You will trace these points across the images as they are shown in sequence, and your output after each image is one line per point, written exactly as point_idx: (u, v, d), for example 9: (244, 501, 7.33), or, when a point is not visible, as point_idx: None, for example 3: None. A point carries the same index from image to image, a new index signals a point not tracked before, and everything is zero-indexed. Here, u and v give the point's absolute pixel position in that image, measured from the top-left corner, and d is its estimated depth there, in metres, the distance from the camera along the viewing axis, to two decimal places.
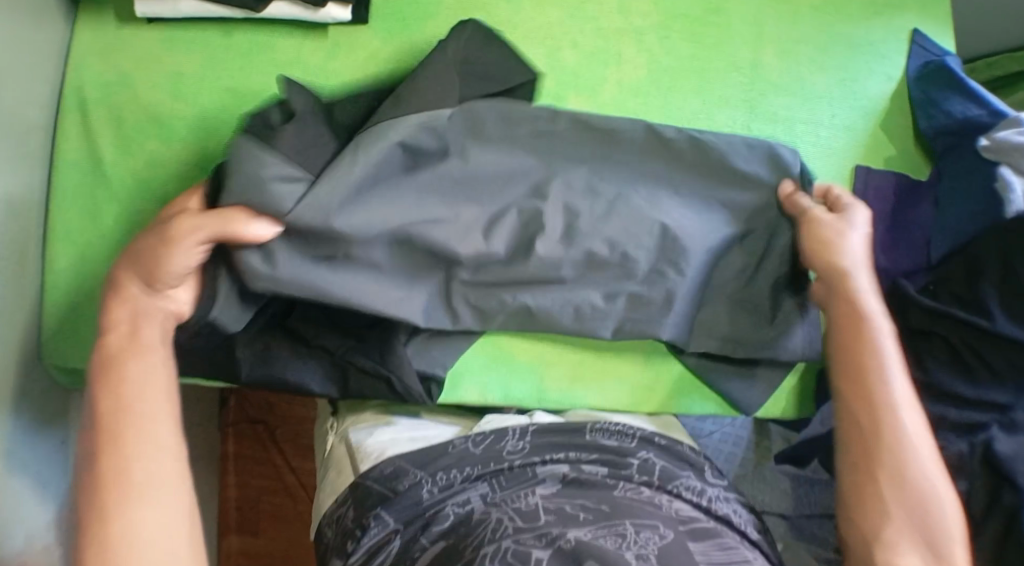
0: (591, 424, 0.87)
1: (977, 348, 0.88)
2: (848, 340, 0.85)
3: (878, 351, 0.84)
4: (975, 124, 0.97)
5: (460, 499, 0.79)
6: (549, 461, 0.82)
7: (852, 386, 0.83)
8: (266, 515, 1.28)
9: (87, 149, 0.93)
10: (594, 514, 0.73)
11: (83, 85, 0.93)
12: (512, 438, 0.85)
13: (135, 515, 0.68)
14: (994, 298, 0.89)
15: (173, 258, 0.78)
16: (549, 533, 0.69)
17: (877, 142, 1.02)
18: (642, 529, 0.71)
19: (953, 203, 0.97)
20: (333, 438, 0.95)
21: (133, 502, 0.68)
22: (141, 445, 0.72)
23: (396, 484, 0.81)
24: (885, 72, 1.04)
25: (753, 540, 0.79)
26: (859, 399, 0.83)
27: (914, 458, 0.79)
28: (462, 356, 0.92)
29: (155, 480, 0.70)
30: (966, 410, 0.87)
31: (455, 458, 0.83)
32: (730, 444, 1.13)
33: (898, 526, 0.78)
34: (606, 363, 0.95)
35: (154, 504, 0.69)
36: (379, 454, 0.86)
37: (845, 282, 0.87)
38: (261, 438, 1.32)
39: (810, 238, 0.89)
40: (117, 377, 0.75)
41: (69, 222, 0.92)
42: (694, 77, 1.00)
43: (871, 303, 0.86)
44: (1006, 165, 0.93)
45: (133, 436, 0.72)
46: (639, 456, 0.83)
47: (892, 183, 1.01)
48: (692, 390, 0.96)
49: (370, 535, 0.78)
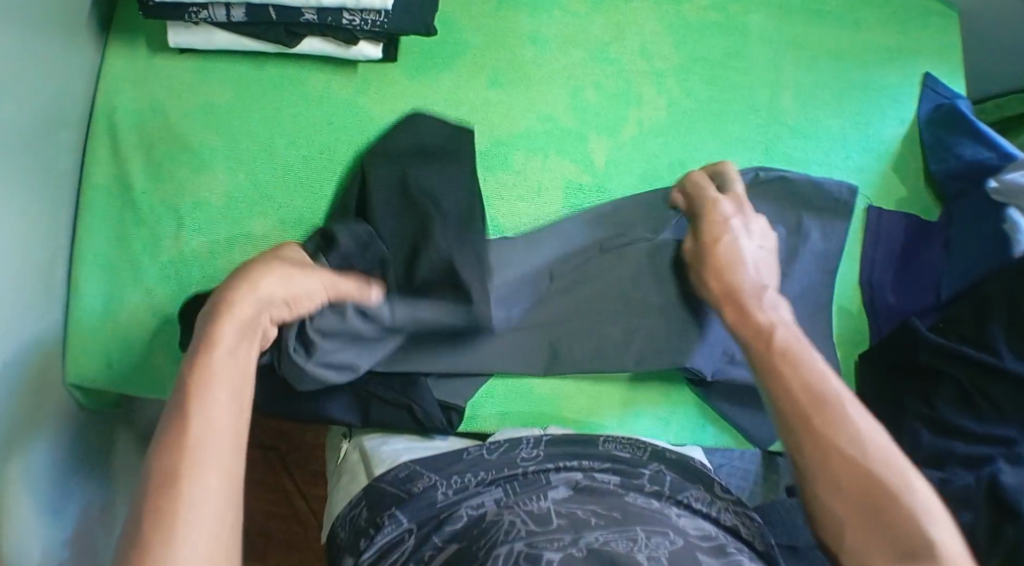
0: (605, 435, 0.88)
1: (986, 387, 0.89)
2: (758, 350, 0.82)
3: (789, 357, 0.80)
4: (984, 168, 1.00)
5: (474, 502, 0.80)
6: (563, 468, 0.84)
7: (808, 419, 0.76)
8: (275, 540, 1.31)
9: (118, 175, 0.96)
10: (606, 519, 0.73)
11: (115, 112, 0.97)
12: (527, 447, 0.87)
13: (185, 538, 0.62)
14: (1001, 337, 0.91)
15: (309, 292, 0.81)
16: (562, 538, 0.70)
17: (889, 184, 1.04)
18: (652, 535, 0.72)
19: (963, 246, 0.99)
20: (348, 446, 0.96)
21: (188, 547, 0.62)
22: (206, 488, 0.65)
23: (411, 487, 0.84)
24: (898, 116, 1.06)
25: (763, 554, 0.79)
26: (813, 431, 0.75)
27: (872, 456, 0.73)
28: (483, 385, 0.94)
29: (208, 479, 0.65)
30: (973, 444, 0.89)
31: (470, 463, 0.86)
32: (739, 478, 1.15)
33: (873, 536, 0.70)
34: (625, 397, 0.96)
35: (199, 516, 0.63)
36: (392, 460, 0.88)
37: (740, 297, 0.86)
38: (272, 464, 1.31)
39: (717, 278, 0.88)
40: (202, 394, 0.69)
41: (98, 245, 0.95)
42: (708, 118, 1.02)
43: (776, 326, 0.83)
44: (1014, 208, 0.96)
45: (206, 475, 0.65)
46: (651, 467, 0.85)
47: (904, 225, 1.02)
48: (707, 423, 0.97)
49: (384, 533, 0.79)
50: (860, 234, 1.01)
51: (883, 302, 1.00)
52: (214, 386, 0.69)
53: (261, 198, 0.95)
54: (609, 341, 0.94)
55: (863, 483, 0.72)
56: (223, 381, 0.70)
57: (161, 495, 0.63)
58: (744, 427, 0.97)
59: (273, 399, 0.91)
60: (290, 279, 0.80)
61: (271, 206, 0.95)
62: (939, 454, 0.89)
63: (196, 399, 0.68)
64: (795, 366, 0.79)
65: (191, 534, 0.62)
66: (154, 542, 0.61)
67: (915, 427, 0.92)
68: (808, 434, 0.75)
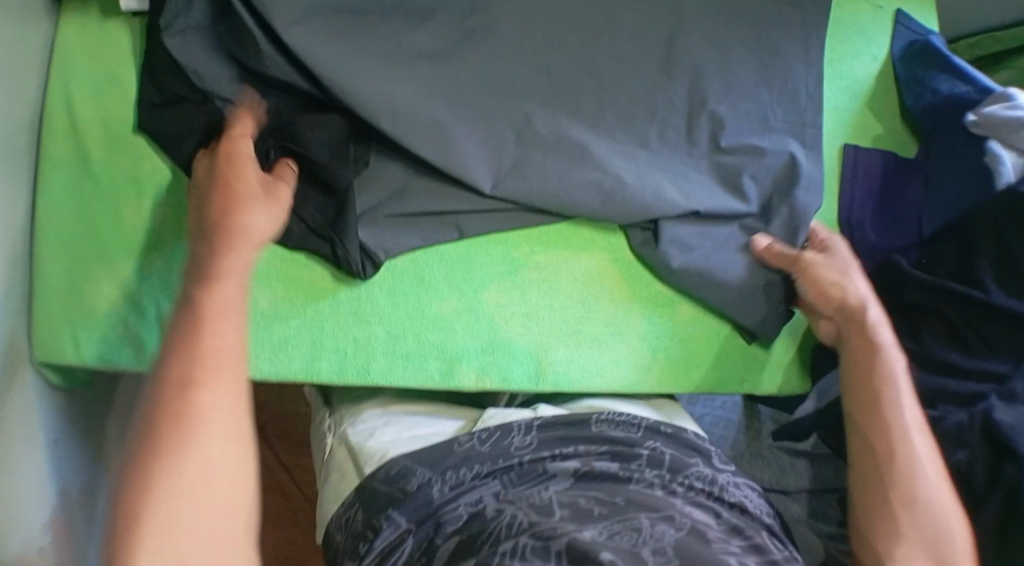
0: (597, 415, 0.87)
1: (974, 320, 0.90)
2: (856, 367, 0.89)
3: (883, 372, 0.87)
4: (962, 102, 0.98)
5: (472, 498, 0.78)
6: (559, 456, 0.82)
7: (864, 401, 0.86)
8: (259, 514, 1.28)
9: (76, 146, 0.90)
10: (609, 508, 0.74)
11: (70, 81, 0.91)
12: (518, 434, 0.84)
13: (194, 449, 0.67)
14: (988, 273, 0.90)
15: None
16: (562, 530, 0.70)
17: (863, 122, 1.03)
18: (657, 523, 0.72)
19: (946, 183, 0.98)
20: (332, 441, 0.93)
21: (201, 457, 0.67)
22: (216, 359, 0.71)
23: (404, 484, 0.80)
24: (870, 53, 1.05)
25: (768, 526, 0.80)
26: (877, 418, 0.85)
27: (922, 476, 0.82)
28: (460, 341, 0.92)
29: (220, 376, 0.71)
30: (965, 381, 0.88)
31: (462, 457, 0.82)
32: (721, 426, 1.19)
33: (909, 543, 0.80)
34: (606, 344, 0.95)
35: (211, 420, 0.69)
36: (381, 457, 0.85)
37: (857, 315, 0.90)
38: (253, 440, 1.30)
39: (804, 280, 0.93)
40: (215, 295, 0.74)
41: (59, 224, 0.90)
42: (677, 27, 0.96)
43: (879, 321, 0.90)
44: (996, 140, 0.94)
45: (211, 392, 0.69)
46: (647, 445, 0.83)
47: (881, 160, 1.01)
48: (689, 371, 0.97)
49: (383, 537, 0.77)
50: (837, 175, 1.01)
51: (863, 241, 0.99)
52: (228, 282, 0.76)
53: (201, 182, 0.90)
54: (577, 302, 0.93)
55: (907, 471, 0.82)
56: (223, 288, 0.75)
57: (181, 384, 0.69)
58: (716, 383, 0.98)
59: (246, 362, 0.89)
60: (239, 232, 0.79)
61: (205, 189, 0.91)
62: (931, 391, 0.90)
63: (210, 282, 0.75)
64: (882, 361, 0.87)
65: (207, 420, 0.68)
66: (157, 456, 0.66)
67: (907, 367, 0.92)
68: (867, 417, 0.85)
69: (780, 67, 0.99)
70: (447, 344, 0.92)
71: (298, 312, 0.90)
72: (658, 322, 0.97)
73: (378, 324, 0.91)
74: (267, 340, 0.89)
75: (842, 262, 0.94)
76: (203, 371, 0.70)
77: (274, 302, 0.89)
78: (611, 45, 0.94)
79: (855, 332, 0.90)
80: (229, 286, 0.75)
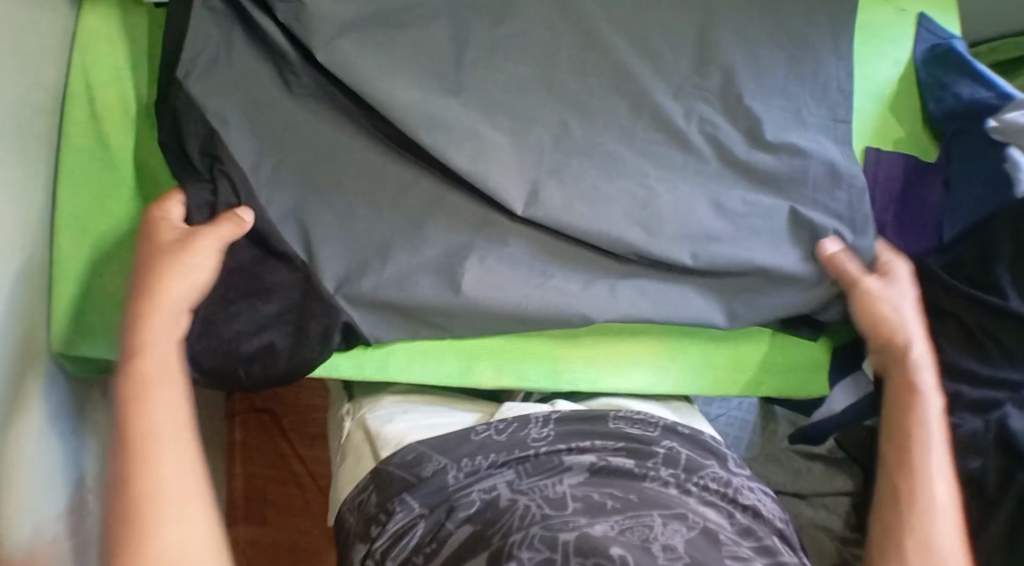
0: (613, 412, 0.87)
1: (992, 329, 0.89)
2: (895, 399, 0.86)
3: (920, 409, 0.84)
4: (982, 108, 0.98)
5: (486, 485, 0.78)
6: (575, 450, 0.81)
7: (897, 436, 0.83)
8: (273, 504, 1.29)
9: (97, 135, 0.91)
10: (622, 502, 0.73)
11: (92, 72, 0.92)
12: (535, 426, 0.84)
13: (151, 397, 0.74)
14: (1008, 277, 0.90)
15: None
16: (576, 521, 0.70)
17: (886, 124, 1.03)
18: (669, 521, 0.72)
19: (965, 186, 0.97)
20: (349, 425, 0.93)
21: (154, 411, 0.74)
22: (160, 345, 0.77)
23: (420, 470, 0.81)
24: (893, 56, 1.05)
25: (780, 531, 0.80)
26: (904, 450, 0.81)
27: (935, 522, 0.77)
28: (480, 337, 0.92)
29: (159, 355, 0.77)
30: (978, 389, 0.88)
31: (479, 445, 0.83)
32: (736, 427, 1.18)
33: None
34: (624, 344, 0.95)
35: (165, 391, 0.75)
36: (398, 441, 0.85)
37: (904, 352, 0.88)
38: (270, 430, 1.32)
39: (862, 306, 0.91)
40: (176, 262, 0.79)
41: (80, 212, 0.90)
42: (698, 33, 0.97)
43: (926, 366, 0.86)
44: (1015, 147, 0.94)
45: (157, 339, 0.77)
46: (663, 444, 0.83)
47: (902, 165, 1.01)
48: (706, 372, 0.97)
49: (396, 520, 0.77)
50: None
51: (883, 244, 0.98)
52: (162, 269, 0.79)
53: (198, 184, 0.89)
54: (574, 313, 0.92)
55: (919, 522, 0.77)
56: (184, 261, 0.79)
57: (132, 401, 0.74)
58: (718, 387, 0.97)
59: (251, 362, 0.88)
60: (150, 287, 0.78)
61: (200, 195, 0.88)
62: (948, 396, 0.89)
63: (171, 257, 0.79)
64: (919, 399, 0.84)
65: (156, 432, 0.73)
66: (135, 405, 0.73)
67: None
68: (896, 455, 0.81)
69: (813, 61, 0.99)
70: (466, 340, 0.92)
71: None
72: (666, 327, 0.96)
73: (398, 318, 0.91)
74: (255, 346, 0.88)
75: (904, 292, 0.91)
76: (152, 306, 0.78)
77: None
78: (629, 45, 0.95)
79: (900, 373, 0.87)
80: (151, 332, 0.77)
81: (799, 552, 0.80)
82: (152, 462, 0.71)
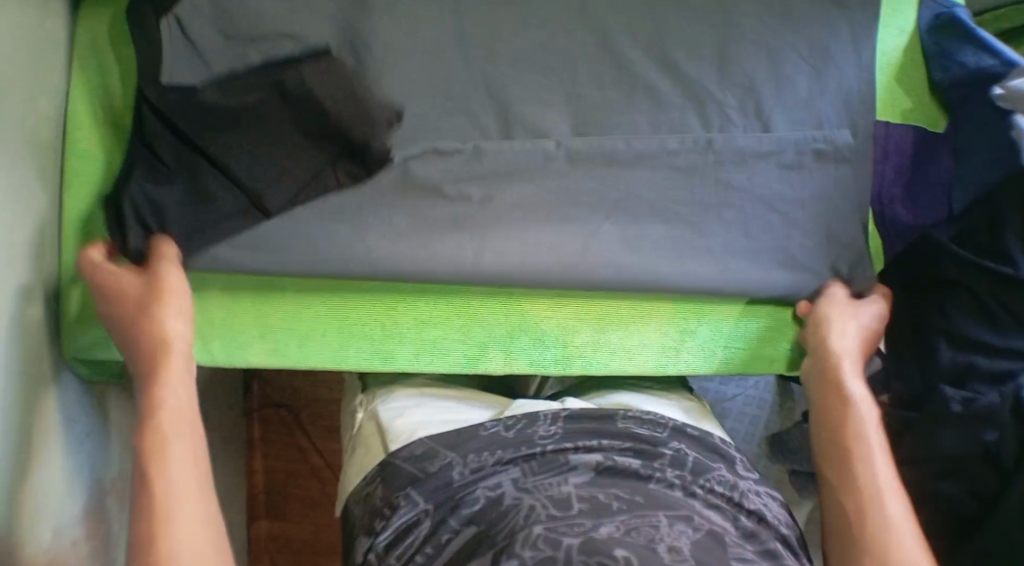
0: (623, 412, 0.87)
1: (1005, 300, 0.88)
2: (823, 405, 0.89)
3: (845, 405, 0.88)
4: (989, 76, 0.96)
5: (491, 482, 0.77)
6: (581, 449, 0.81)
7: (835, 457, 0.85)
8: (294, 499, 1.30)
9: (102, 139, 0.90)
10: (628, 503, 0.73)
11: (92, 76, 0.90)
12: (545, 422, 0.85)
13: (168, 447, 0.74)
14: (1017, 245, 0.89)
15: None
16: (581, 523, 0.69)
17: (892, 95, 1.02)
18: (675, 522, 0.71)
19: (971, 156, 0.96)
20: (361, 416, 0.94)
21: (174, 462, 0.73)
22: (177, 400, 0.77)
23: (427, 465, 0.82)
24: (897, 25, 1.04)
25: (784, 537, 0.78)
26: (838, 460, 0.84)
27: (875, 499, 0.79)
28: (488, 326, 0.92)
29: (177, 417, 0.76)
30: (995, 359, 0.87)
31: (487, 441, 0.83)
32: (754, 407, 1.24)
33: None
34: (635, 323, 0.95)
35: (179, 440, 0.75)
36: (408, 435, 0.86)
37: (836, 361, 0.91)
38: (287, 423, 1.32)
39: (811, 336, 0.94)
40: (151, 301, 0.81)
41: (88, 214, 0.89)
42: (699, 17, 0.96)
43: (851, 374, 0.90)
44: (1021, 115, 0.92)
45: (172, 391, 0.78)
46: (671, 446, 0.83)
47: (909, 138, 1.01)
48: (717, 345, 0.96)
49: (401, 515, 0.78)
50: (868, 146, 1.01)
51: (893, 219, 1.00)
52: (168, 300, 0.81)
53: (263, 288, 0.89)
54: (585, 301, 0.94)
55: (873, 515, 0.78)
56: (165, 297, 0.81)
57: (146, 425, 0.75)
58: (740, 364, 0.97)
59: (277, 350, 0.89)
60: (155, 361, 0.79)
61: (260, 295, 0.89)
62: (961, 369, 0.89)
63: (146, 315, 0.80)
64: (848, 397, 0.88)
65: (174, 474, 0.72)
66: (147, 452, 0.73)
67: (935, 341, 0.92)
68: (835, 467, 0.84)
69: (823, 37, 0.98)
70: (473, 329, 0.92)
71: (328, 301, 0.90)
72: (688, 330, 0.95)
73: (406, 312, 0.91)
74: (297, 328, 0.89)
75: (865, 320, 0.95)
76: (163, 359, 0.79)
77: (302, 291, 0.89)
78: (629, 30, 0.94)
79: (831, 384, 0.90)
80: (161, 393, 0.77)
81: (801, 559, 0.79)
82: (181, 501, 0.71)
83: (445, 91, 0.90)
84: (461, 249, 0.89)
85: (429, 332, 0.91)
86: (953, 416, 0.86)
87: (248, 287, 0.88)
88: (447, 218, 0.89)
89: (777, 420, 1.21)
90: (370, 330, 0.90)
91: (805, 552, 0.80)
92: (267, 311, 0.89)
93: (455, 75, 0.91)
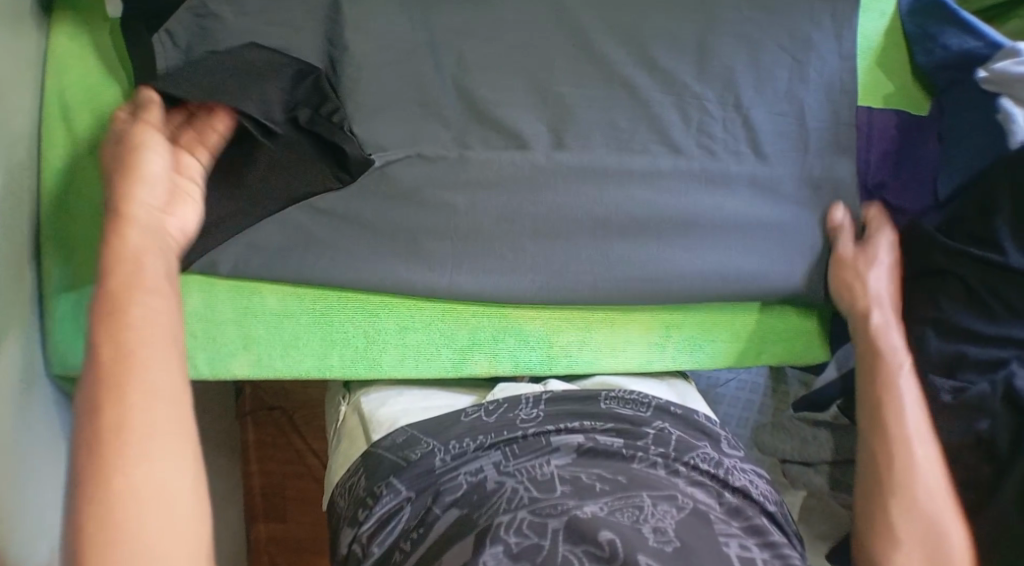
0: (606, 393, 0.86)
1: (994, 288, 0.88)
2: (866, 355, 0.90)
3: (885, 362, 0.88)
4: (973, 58, 0.95)
5: (472, 467, 0.78)
6: (564, 430, 0.80)
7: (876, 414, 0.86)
8: (291, 499, 1.28)
9: (77, 153, 0.88)
10: (611, 485, 0.74)
11: (65, 90, 0.88)
12: (526, 406, 0.84)
13: (137, 304, 0.67)
14: (1006, 233, 0.88)
15: None
16: (563, 504, 0.71)
17: (874, 81, 1.01)
18: (659, 502, 0.72)
19: (958, 140, 0.95)
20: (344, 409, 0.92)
21: (145, 317, 0.67)
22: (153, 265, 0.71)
23: (408, 453, 0.80)
24: (878, 9, 1.02)
25: (770, 514, 0.78)
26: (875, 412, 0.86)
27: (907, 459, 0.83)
28: (472, 328, 0.90)
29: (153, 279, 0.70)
30: (986, 347, 0.87)
31: (468, 428, 0.82)
32: (748, 391, 1.23)
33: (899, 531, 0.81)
34: (620, 319, 0.94)
35: (148, 302, 0.68)
36: (390, 424, 0.85)
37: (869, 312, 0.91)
38: (281, 425, 1.32)
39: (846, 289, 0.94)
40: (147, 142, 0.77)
41: (66, 228, 0.88)
42: (676, 13, 0.94)
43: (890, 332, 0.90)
44: (1007, 97, 0.92)
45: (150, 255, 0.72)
46: (654, 425, 0.82)
47: (893, 122, 1.01)
48: (704, 338, 0.95)
49: (383, 503, 0.77)
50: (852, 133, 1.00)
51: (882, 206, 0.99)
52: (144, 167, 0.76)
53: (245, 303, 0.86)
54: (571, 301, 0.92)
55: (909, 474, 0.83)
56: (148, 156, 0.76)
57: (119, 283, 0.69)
58: (731, 354, 0.96)
59: (259, 361, 0.87)
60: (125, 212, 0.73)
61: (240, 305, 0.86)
62: (951, 359, 0.88)
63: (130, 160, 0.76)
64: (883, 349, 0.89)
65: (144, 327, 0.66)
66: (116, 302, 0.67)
67: (923, 333, 0.91)
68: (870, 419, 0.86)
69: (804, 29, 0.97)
70: (457, 332, 0.90)
71: (307, 307, 0.88)
72: (677, 323, 0.95)
73: (389, 316, 0.89)
74: (278, 338, 0.87)
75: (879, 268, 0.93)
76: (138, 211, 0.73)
77: (281, 299, 0.87)
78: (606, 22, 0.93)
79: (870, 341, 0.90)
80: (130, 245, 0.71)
81: (789, 535, 0.78)
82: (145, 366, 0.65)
83: (423, 89, 0.89)
84: (447, 250, 0.88)
85: (416, 335, 0.90)
86: (945, 406, 0.86)
87: (227, 298, 0.86)
88: (434, 217, 0.88)
89: (770, 404, 1.21)
90: (353, 336, 0.89)
91: (794, 532, 0.80)
92: (246, 321, 0.87)
93: (430, 79, 0.89)
